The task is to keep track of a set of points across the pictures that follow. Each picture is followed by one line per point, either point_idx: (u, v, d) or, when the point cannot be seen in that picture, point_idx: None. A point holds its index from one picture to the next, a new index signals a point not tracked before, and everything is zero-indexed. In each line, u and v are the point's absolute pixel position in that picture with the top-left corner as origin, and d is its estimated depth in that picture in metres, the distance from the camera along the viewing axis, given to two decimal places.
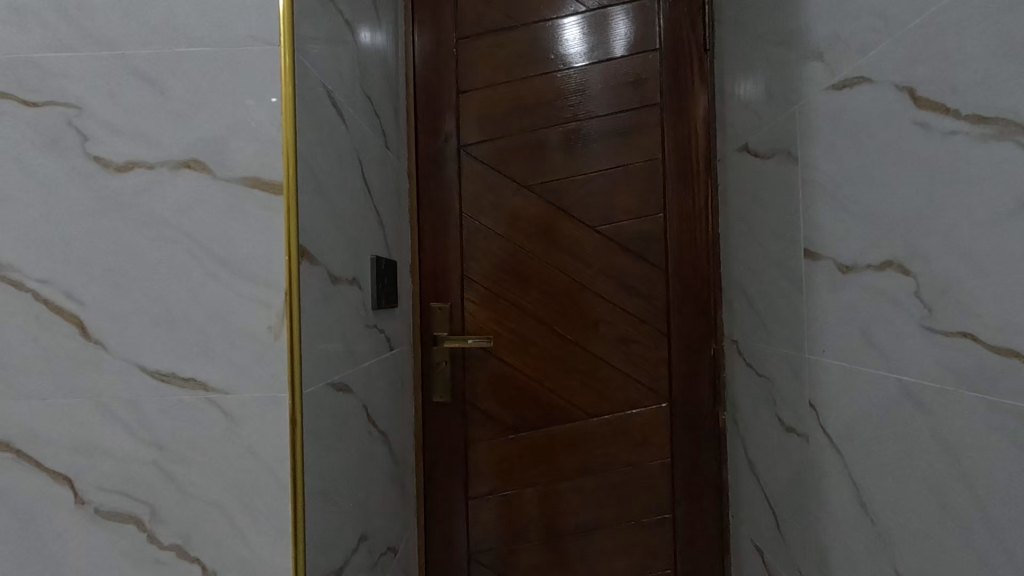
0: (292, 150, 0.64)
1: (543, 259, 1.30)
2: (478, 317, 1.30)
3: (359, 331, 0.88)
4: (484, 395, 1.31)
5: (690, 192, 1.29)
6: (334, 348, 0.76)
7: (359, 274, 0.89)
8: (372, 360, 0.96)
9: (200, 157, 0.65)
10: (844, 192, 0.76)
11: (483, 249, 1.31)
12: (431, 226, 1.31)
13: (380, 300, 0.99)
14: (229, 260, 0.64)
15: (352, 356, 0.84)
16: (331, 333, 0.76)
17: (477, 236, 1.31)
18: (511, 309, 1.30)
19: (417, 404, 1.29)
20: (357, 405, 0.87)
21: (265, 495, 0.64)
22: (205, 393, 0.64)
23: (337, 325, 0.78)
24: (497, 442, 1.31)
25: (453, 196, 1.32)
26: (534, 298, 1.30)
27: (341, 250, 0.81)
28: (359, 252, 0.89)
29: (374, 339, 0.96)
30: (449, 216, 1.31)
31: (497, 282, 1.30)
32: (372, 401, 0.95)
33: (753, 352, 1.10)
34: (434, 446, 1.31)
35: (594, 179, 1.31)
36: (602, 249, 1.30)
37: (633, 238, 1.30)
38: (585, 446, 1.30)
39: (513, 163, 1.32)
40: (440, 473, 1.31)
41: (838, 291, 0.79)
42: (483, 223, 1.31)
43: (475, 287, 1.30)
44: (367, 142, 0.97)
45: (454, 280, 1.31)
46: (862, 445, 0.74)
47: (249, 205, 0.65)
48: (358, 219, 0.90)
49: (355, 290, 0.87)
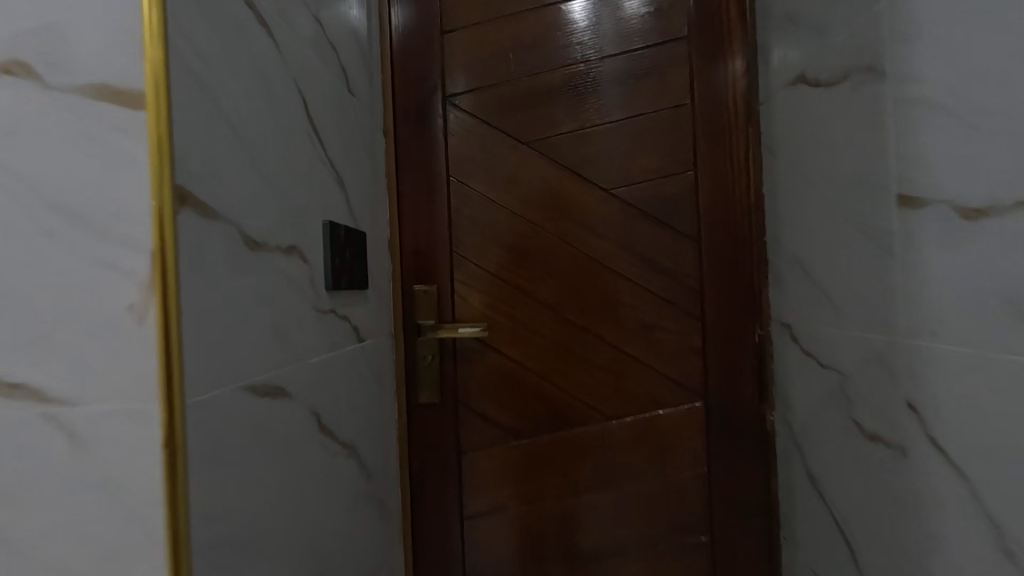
0: (159, 45, 0.43)
1: (549, 232, 1.08)
2: (471, 301, 1.09)
3: (301, 317, 0.67)
4: (481, 396, 1.09)
5: (725, 146, 1.05)
6: (254, 339, 0.55)
7: (302, 243, 0.68)
8: (328, 354, 0.75)
9: (27, 57, 0.44)
10: (971, 103, 0.53)
11: (475, 220, 1.09)
12: (414, 194, 1.10)
13: (338, 280, 0.78)
14: (71, 210, 0.44)
15: (289, 349, 0.63)
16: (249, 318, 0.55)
17: (468, 205, 1.09)
18: (511, 291, 1.08)
19: (400, 406, 1.08)
20: (300, 414, 0.66)
21: (133, 552, 0.44)
22: (43, 405, 0.44)
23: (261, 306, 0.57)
24: (497, 450, 1.09)
25: (439, 158, 1.10)
26: (538, 279, 1.08)
27: (269, 208, 0.60)
28: (302, 215, 0.68)
29: (330, 329, 0.76)
30: (435, 182, 1.10)
31: (492, 259, 1.09)
32: (327, 407, 0.74)
33: (815, 339, 0.87)
34: (421, 456, 1.10)
35: (609, 134, 1.08)
36: (619, 216, 1.07)
37: (657, 203, 1.07)
38: (602, 454, 1.08)
39: (510, 118, 1.10)
40: (430, 487, 1.10)
41: (958, 248, 0.56)
42: (475, 190, 1.09)
43: (466, 266, 1.09)
44: (315, 75, 0.76)
45: (442, 258, 1.09)
46: (1004, 465, 0.51)
47: (100, 129, 0.44)
48: (299, 171, 0.68)
49: (295, 263, 0.66)
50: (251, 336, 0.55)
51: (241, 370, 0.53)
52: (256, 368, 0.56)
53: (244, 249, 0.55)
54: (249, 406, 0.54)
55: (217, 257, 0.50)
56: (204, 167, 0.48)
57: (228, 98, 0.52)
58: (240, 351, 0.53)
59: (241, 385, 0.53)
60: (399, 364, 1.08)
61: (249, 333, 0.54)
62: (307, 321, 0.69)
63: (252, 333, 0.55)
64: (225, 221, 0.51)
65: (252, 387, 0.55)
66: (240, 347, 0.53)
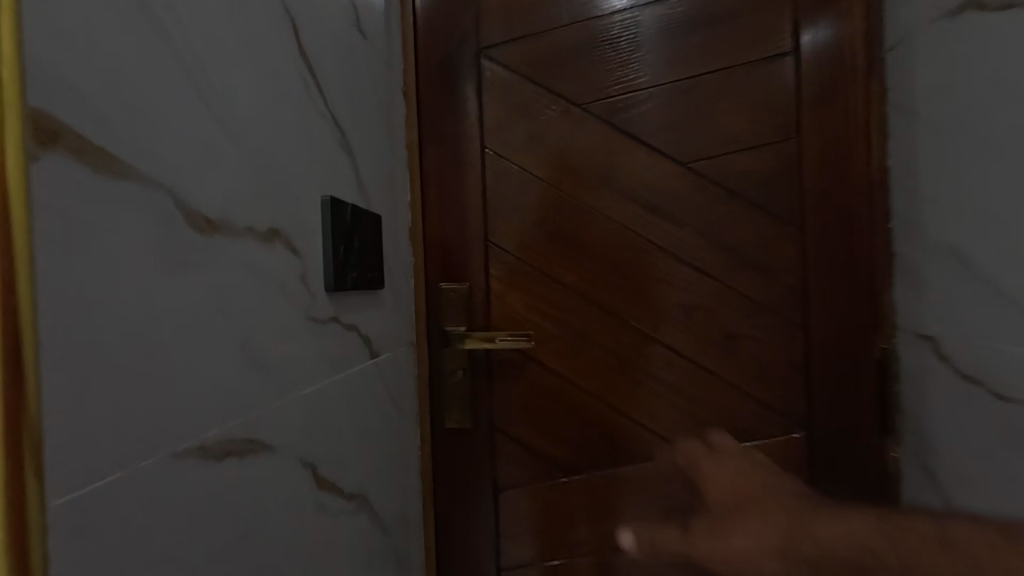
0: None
1: (607, 217, 0.87)
2: (510, 303, 0.88)
3: (287, 332, 0.47)
4: (520, 420, 0.89)
5: (838, 107, 0.82)
6: (200, 373, 0.36)
7: (290, 227, 0.48)
8: (328, 379, 0.55)
9: None
10: None
11: (516, 204, 0.88)
12: (439, 171, 0.89)
13: (345, 277, 0.58)
14: None
15: (267, 380, 0.44)
16: (189, 342, 0.35)
17: (506, 185, 0.88)
18: (560, 292, 0.87)
19: (424, 432, 0.88)
20: (286, 469, 0.46)
21: None
22: None
23: (214, 323, 0.37)
24: (543, 487, 0.89)
25: (471, 125, 0.88)
26: (593, 276, 0.87)
27: (231, 171, 0.40)
28: (289, 187, 0.48)
29: (332, 345, 0.56)
30: (465, 155, 0.88)
31: (537, 252, 0.88)
32: (329, 451, 0.54)
33: (983, 361, 0.64)
34: (448, 494, 0.90)
35: (684, 94, 0.86)
36: (698, 198, 0.85)
37: (747, 181, 0.84)
38: (671, 496, 0.87)
39: (560, 75, 0.87)
40: (459, 532, 0.90)
41: None
42: (516, 166, 0.88)
43: (505, 261, 0.88)
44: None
45: (474, 250, 0.89)
46: None
47: None
48: (285, 123, 0.48)
49: (276, 255, 0.46)
50: (192, 370, 0.35)
51: (171, 428, 0.33)
52: (204, 419, 0.36)
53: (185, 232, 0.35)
54: (189, 482, 0.34)
55: (120, 247, 0.30)
56: (89, 92, 0.28)
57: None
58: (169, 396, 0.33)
59: (172, 453, 0.33)
60: (421, 382, 0.88)
61: (187, 366, 0.35)
62: (297, 337, 0.49)
63: (193, 366, 0.35)
64: (136, 186, 0.31)
65: (195, 450, 0.35)
66: (170, 390, 0.33)
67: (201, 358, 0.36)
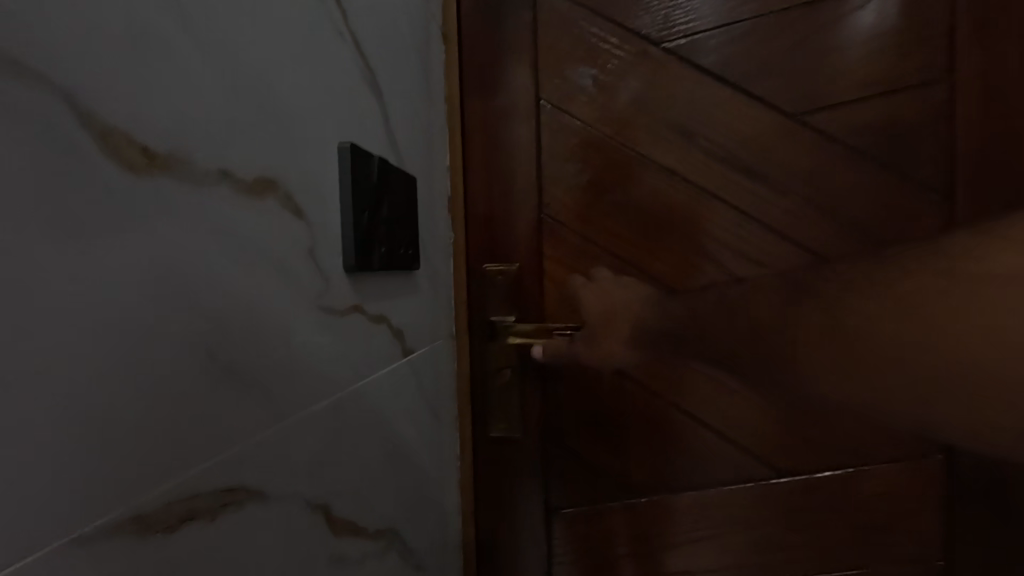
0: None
1: (689, 185, 0.71)
2: (571, 290, 0.74)
3: (288, 328, 0.33)
4: (578, 427, 0.75)
5: (1002, 40, 0.65)
6: (107, 412, 0.22)
7: (292, 180, 0.34)
8: (347, 388, 0.41)
9: None
10: None
11: (577, 169, 0.73)
12: (483, 130, 0.74)
13: (371, 253, 0.44)
14: None
15: (254, 399, 0.30)
16: (87, 362, 0.21)
17: (565, 146, 0.73)
18: (634, 277, 0.73)
19: (466, 441, 0.76)
20: (290, 520, 0.33)
21: None
22: None
23: (147, 322, 0.23)
24: (608, 507, 0.76)
25: (523, 71, 0.72)
26: (670, 257, 0.72)
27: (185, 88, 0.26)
28: (286, 123, 0.34)
29: (353, 342, 0.42)
30: (515, 109, 0.73)
31: (605, 229, 0.73)
32: (349, 483, 0.41)
33: None
34: (493, 514, 0.76)
35: (793, 26, 0.68)
36: (812, 161, 0.69)
37: (877, 138, 0.68)
38: (773, 525, 0.74)
39: (634, 8, 0.71)
40: (504, 559, 0.77)
41: None
42: (578, 122, 0.72)
43: (563, 238, 0.74)
44: None
45: (525, 225, 0.74)
46: None
47: None
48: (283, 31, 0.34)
49: (271, 218, 0.32)
50: (89, 411, 0.21)
51: (41, 510, 0.19)
52: (123, 483, 0.22)
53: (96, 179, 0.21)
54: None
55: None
56: None
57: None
58: (38, 460, 0.19)
59: (38, 552, 0.19)
60: (460, 382, 0.75)
61: (81, 401, 0.21)
62: (303, 336, 0.35)
63: (95, 400, 0.21)
64: None
65: (110, 533, 0.21)
66: (43, 446, 0.19)
67: (114, 386, 0.22)
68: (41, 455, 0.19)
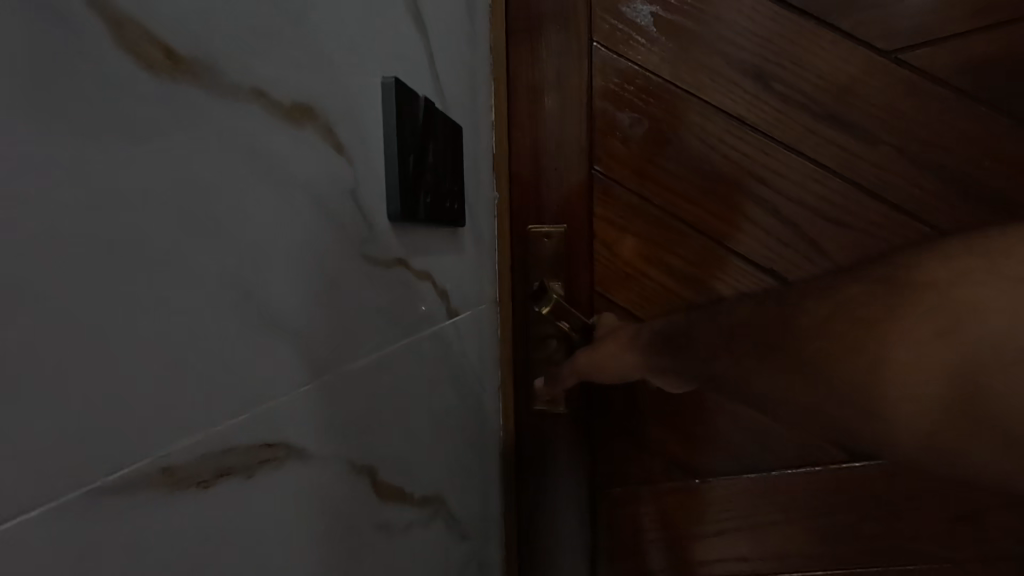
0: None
1: (750, 135, 0.69)
2: (624, 247, 0.71)
3: (329, 274, 0.30)
4: (625, 397, 0.72)
5: None
6: (136, 345, 0.19)
7: (334, 110, 0.31)
8: (392, 348, 0.38)
9: None
10: None
11: (632, 119, 0.69)
12: (531, 80, 0.69)
13: (417, 203, 0.41)
14: None
15: (296, 348, 0.27)
16: (107, 282, 0.18)
17: (621, 93, 0.69)
18: (688, 231, 0.70)
19: (510, 412, 0.73)
20: (332, 484, 0.31)
21: None
22: None
23: (169, 253, 0.20)
24: (658, 478, 0.73)
25: (575, 12, 0.68)
26: (728, 216, 0.70)
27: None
28: (330, 48, 0.31)
29: (399, 297, 0.39)
30: (566, 58, 0.68)
31: (660, 182, 0.70)
32: (394, 446, 0.39)
33: None
34: (536, 487, 0.73)
35: None
36: (887, 100, 0.67)
37: (953, 74, 0.66)
38: (826, 495, 0.71)
39: None
40: (547, 535, 0.74)
41: None
42: (633, 66, 0.68)
43: (616, 196, 0.70)
44: None
45: (575, 180, 0.70)
46: None
47: None
48: None
49: (313, 150, 0.29)
50: (110, 339, 0.18)
51: (56, 455, 0.17)
52: (149, 429, 0.20)
53: (108, 74, 0.18)
54: (120, 546, 0.18)
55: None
56: None
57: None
58: (42, 401, 0.16)
59: (55, 504, 0.17)
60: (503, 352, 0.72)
61: (97, 333, 0.18)
62: (347, 286, 0.32)
63: (114, 332, 0.18)
64: None
65: (138, 483, 0.19)
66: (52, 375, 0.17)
67: (136, 319, 0.19)
68: (52, 386, 0.17)
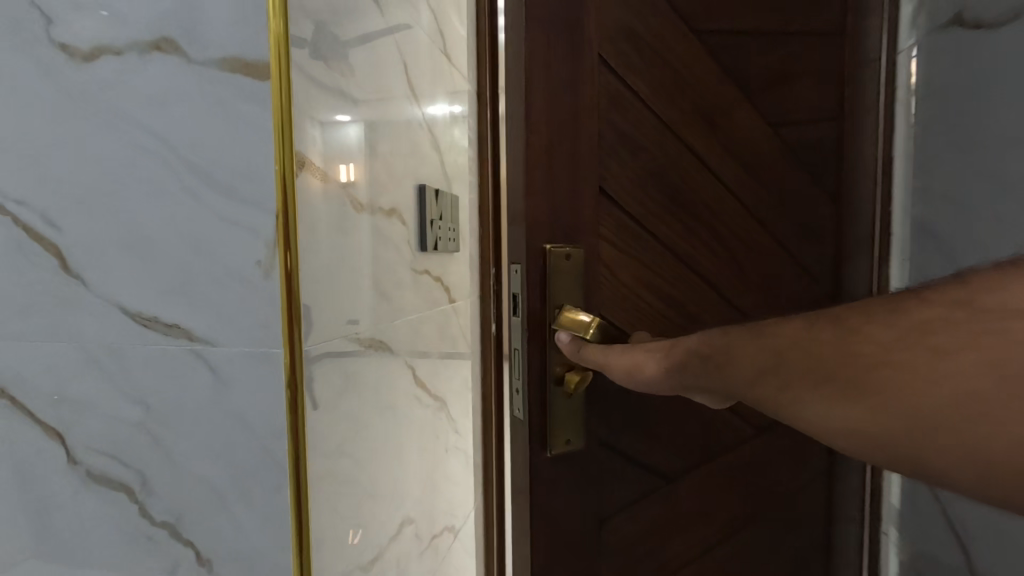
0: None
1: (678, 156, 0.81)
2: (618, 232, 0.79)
3: (398, 275, 0.72)
4: (624, 431, 0.82)
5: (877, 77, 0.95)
6: (359, 297, 0.61)
7: (399, 206, 0.74)
8: (423, 310, 0.81)
9: (171, 35, 0.48)
10: None
11: (617, 115, 0.77)
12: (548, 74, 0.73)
13: (430, 239, 0.82)
14: (209, 171, 0.49)
15: (390, 304, 0.70)
16: (355, 277, 0.60)
17: (616, 90, 0.77)
18: (641, 220, 0.80)
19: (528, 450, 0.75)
20: (398, 366, 0.72)
21: (259, 475, 0.51)
22: (190, 342, 0.51)
23: (365, 268, 0.63)
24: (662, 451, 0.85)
25: (591, 39, 0.75)
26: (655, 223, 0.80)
27: (378, 175, 0.67)
28: (399, 182, 0.74)
29: (425, 288, 0.82)
30: (581, 76, 0.74)
31: (640, 176, 0.79)
32: (423, 359, 0.81)
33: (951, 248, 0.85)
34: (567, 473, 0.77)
35: None
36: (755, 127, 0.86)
37: (800, 119, 0.88)
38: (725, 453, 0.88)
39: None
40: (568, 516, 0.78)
41: None
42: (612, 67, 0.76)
43: (612, 217, 0.78)
44: (416, 44, 0.81)
45: (586, 174, 0.76)
46: None
47: (227, 94, 0.48)
48: (405, 137, 0.77)
49: (394, 224, 0.72)
50: (356, 296, 0.60)
51: (348, 329, 0.58)
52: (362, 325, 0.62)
53: (354, 213, 0.60)
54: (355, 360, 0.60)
55: (327, 218, 0.54)
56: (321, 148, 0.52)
57: (332, 33, 0.56)
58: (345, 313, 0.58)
59: (348, 341, 0.58)
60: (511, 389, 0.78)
61: (354, 294, 0.60)
62: (405, 281, 0.74)
63: (357, 293, 0.60)
64: (333, 192, 0.55)
65: (356, 341, 0.60)
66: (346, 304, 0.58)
67: (359, 290, 0.61)
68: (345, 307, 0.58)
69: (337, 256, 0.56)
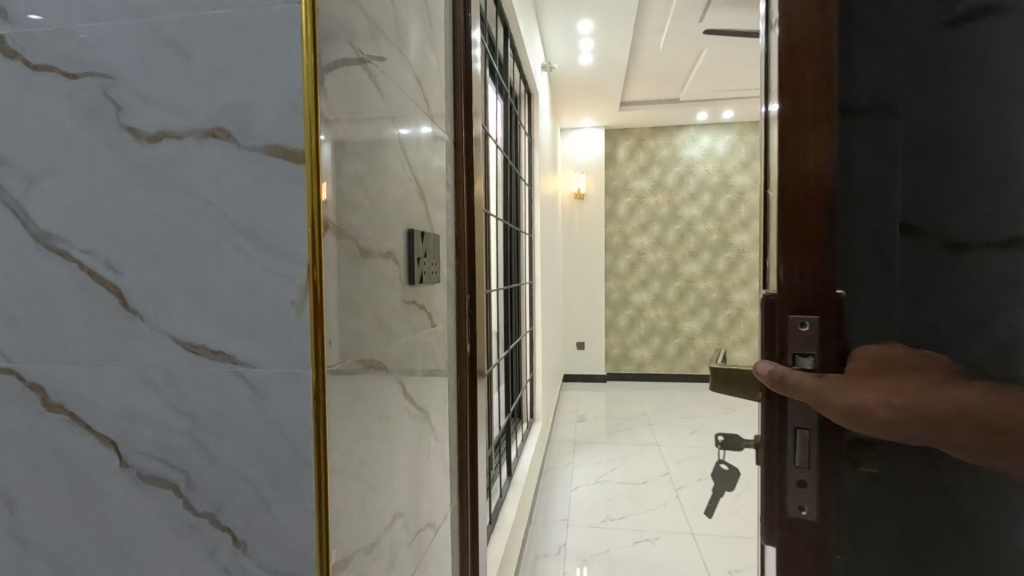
0: (313, 100, 0.61)
1: None
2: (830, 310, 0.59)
3: (393, 306, 0.87)
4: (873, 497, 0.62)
5: None
6: (365, 325, 0.75)
7: (394, 249, 0.88)
8: (411, 334, 0.95)
9: (224, 124, 0.63)
10: None
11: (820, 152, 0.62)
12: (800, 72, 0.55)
13: (417, 274, 0.97)
14: (254, 230, 0.62)
15: (387, 330, 0.84)
16: (361, 309, 0.74)
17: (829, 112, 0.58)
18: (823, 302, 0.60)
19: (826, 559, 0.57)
20: (394, 382, 0.86)
21: (289, 471, 0.63)
22: (233, 365, 0.64)
23: (369, 301, 0.77)
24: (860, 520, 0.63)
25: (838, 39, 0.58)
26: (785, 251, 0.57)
27: (378, 224, 0.81)
28: (395, 228, 0.88)
29: (412, 316, 0.96)
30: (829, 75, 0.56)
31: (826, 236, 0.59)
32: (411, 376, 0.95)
33: None
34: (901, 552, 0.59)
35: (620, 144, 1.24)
36: None
37: None
38: None
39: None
40: None
41: None
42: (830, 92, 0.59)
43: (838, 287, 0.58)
44: (407, 109, 0.96)
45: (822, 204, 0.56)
46: None
47: (271, 173, 0.62)
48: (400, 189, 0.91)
49: (390, 264, 0.87)
50: (363, 325, 0.75)
51: (356, 351, 0.73)
52: (367, 348, 0.76)
53: (361, 258, 0.75)
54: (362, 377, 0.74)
55: (343, 265, 0.69)
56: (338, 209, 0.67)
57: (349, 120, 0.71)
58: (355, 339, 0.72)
59: (357, 359, 0.72)
60: (790, 481, 0.57)
61: (360, 324, 0.74)
62: (398, 310, 0.89)
63: (363, 324, 0.75)
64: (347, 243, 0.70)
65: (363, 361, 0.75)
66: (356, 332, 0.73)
67: (365, 320, 0.76)
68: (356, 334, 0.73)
69: (349, 294, 0.70)
